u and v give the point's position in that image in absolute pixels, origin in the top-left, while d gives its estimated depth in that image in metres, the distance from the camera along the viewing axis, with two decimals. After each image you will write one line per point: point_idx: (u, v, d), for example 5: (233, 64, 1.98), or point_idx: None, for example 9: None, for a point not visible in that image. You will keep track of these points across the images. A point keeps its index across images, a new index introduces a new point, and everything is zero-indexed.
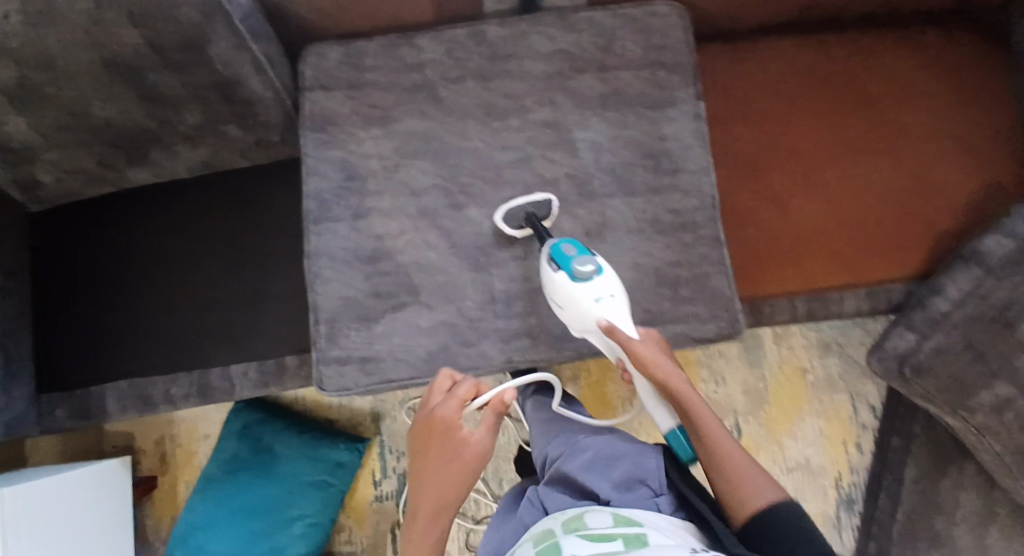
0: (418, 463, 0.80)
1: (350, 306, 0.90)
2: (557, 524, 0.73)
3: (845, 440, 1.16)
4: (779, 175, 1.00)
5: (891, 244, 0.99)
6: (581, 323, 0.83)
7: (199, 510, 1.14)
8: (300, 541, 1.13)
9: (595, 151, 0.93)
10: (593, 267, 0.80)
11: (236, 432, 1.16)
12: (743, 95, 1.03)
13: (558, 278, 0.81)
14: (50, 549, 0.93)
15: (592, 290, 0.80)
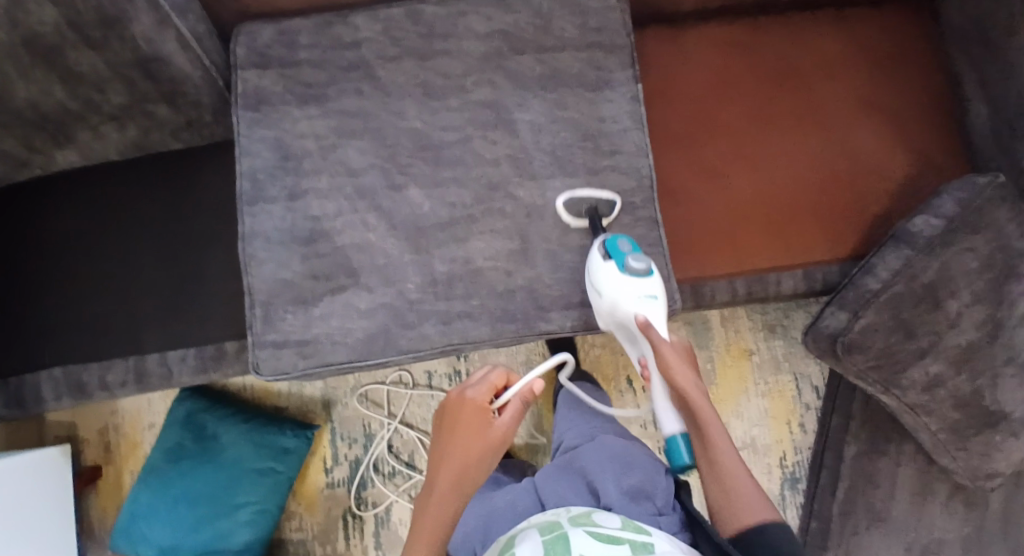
0: (443, 440, 0.86)
1: (285, 288, 0.89)
2: (563, 518, 0.83)
3: (788, 419, 1.18)
4: (714, 154, 1.03)
5: (826, 222, 1.01)
6: (616, 318, 0.85)
7: (142, 499, 1.12)
8: (247, 527, 1.10)
9: (533, 131, 0.93)
10: (645, 266, 0.83)
11: (180, 420, 1.15)
12: (682, 77, 1.06)
13: (608, 268, 0.84)
14: None
15: (637, 286, 0.82)
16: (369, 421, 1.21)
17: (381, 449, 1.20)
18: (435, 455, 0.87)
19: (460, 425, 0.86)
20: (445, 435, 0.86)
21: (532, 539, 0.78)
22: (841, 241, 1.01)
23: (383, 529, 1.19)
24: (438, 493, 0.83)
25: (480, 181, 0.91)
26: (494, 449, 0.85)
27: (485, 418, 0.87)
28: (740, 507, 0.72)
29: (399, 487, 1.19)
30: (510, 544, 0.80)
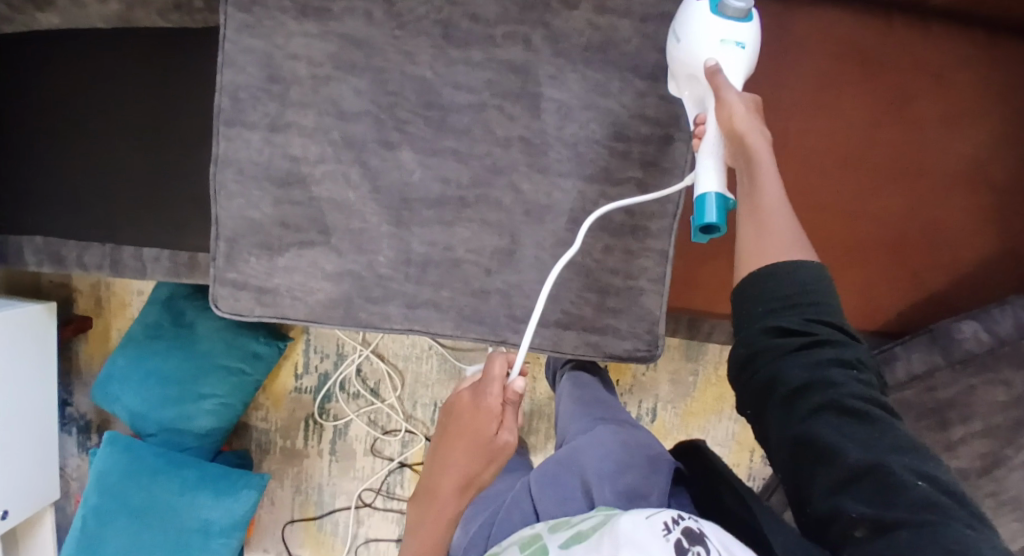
0: (446, 445, 0.84)
1: (251, 230, 0.82)
2: (542, 528, 0.76)
3: (753, 447, 1.21)
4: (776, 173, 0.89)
5: (875, 282, 0.90)
6: (685, 66, 0.69)
7: (119, 363, 1.15)
8: (210, 416, 1.13)
9: (560, 115, 0.78)
10: (745, 8, 0.65)
11: (161, 300, 1.15)
12: (768, 76, 0.88)
13: (697, 4, 0.67)
14: (12, 436, 1.10)
15: (723, 27, 0.65)
16: (342, 342, 1.23)
17: (350, 371, 1.23)
18: (438, 456, 0.85)
19: (465, 436, 0.82)
20: (448, 441, 0.84)
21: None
22: (882, 308, 0.91)
23: (338, 440, 1.25)
24: (438, 507, 0.85)
25: (484, 162, 0.80)
26: (494, 467, 0.84)
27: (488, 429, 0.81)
28: (763, 248, 0.58)
29: (360, 408, 1.24)
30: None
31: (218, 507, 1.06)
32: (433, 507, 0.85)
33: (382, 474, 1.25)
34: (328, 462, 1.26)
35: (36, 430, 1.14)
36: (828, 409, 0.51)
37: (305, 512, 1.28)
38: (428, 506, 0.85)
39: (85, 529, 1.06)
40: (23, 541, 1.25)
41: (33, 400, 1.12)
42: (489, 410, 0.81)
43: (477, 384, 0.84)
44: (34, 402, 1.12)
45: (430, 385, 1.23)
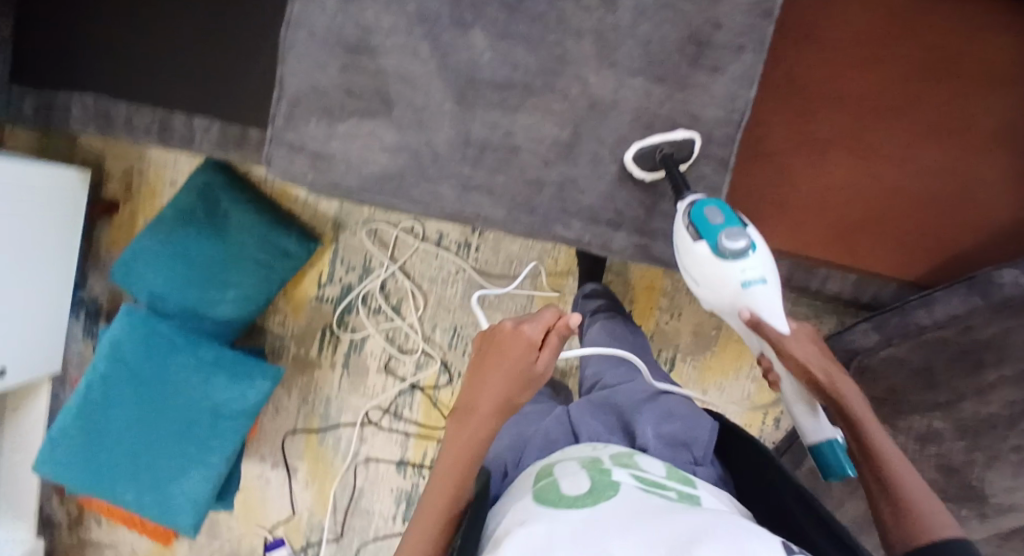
0: (478, 370, 0.79)
1: (314, 94, 0.82)
2: (604, 455, 0.78)
3: (767, 410, 1.21)
4: (827, 123, 0.89)
5: (902, 242, 0.91)
6: (716, 300, 0.77)
7: (145, 243, 1.11)
8: (232, 306, 1.13)
9: (635, 12, 0.78)
10: (746, 246, 0.73)
11: (197, 187, 1.13)
12: (824, 25, 0.87)
13: (698, 249, 0.74)
14: (37, 295, 1.09)
15: (739, 270, 0.73)
16: (371, 257, 1.21)
17: (374, 286, 1.22)
18: (468, 380, 0.79)
19: (501, 358, 0.77)
20: (481, 363, 0.79)
21: (574, 474, 0.73)
22: (906, 267, 0.92)
23: (353, 355, 1.24)
24: (471, 428, 0.76)
25: (553, 51, 0.80)
26: (526, 392, 0.77)
27: (527, 354, 0.77)
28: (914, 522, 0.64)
29: (379, 325, 1.23)
30: (548, 476, 0.75)
31: (231, 390, 1.08)
32: (465, 435, 0.77)
33: (391, 394, 1.24)
34: (340, 375, 1.25)
35: (56, 294, 1.13)
36: None
37: (309, 423, 1.27)
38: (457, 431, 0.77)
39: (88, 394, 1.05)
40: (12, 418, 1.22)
41: (59, 261, 1.12)
42: (529, 336, 0.77)
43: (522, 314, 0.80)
44: (59, 265, 1.12)
45: (452, 311, 1.22)
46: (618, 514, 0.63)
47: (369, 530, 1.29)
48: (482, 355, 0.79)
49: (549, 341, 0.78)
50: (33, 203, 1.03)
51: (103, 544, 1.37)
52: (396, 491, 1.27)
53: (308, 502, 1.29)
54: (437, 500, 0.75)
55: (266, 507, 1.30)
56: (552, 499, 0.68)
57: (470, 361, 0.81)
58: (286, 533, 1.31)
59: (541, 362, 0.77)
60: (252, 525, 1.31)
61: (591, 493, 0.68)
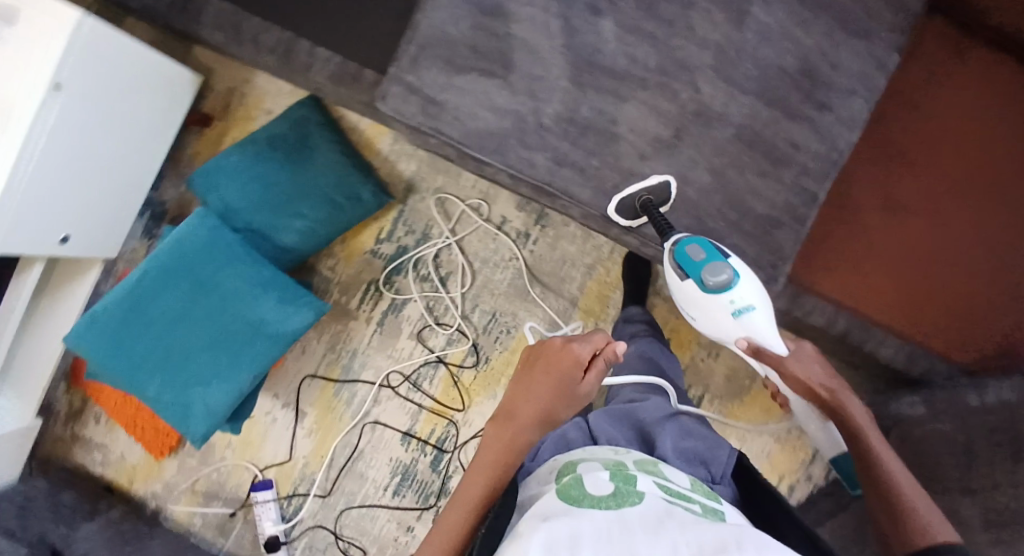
0: (523, 381, 0.80)
1: (443, 44, 0.87)
2: (627, 459, 0.74)
3: (783, 474, 1.18)
4: (912, 186, 0.89)
5: (954, 320, 0.89)
6: (721, 332, 0.83)
7: (232, 157, 1.17)
8: (296, 235, 1.16)
9: (760, 38, 0.82)
10: (729, 279, 0.78)
11: (291, 119, 1.19)
12: (921, 93, 0.89)
13: (688, 286, 0.80)
14: (122, 178, 1.15)
15: (724, 301, 0.79)
16: (432, 225, 1.23)
17: (428, 253, 1.23)
18: (512, 389, 0.81)
19: (549, 372, 0.79)
20: (527, 375, 0.80)
21: (598, 473, 0.69)
22: (954, 347, 0.89)
23: (390, 315, 1.25)
24: (513, 431, 0.77)
25: (675, 55, 0.83)
26: (569, 409, 0.79)
27: (574, 372, 0.79)
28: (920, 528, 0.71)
29: (423, 291, 1.24)
30: (570, 471, 0.71)
31: (279, 310, 1.11)
32: (505, 438, 0.77)
33: (416, 362, 1.25)
34: (373, 332, 1.26)
35: (135, 183, 1.19)
36: None
37: (330, 372, 1.28)
38: (496, 432, 0.78)
39: (143, 282, 1.10)
40: (52, 296, 1.23)
41: (148, 153, 1.18)
42: (579, 357, 0.79)
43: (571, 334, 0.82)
44: (146, 157, 1.18)
45: (495, 295, 1.22)
46: (648, 523, 0.59)
47: (356, 495, 1.27)
48: (529, 367, 0.81)
49: (596, 364, 0.80)
50: (144, 90, 1.09)
51: (94, 445, 1.34)
52: (394, 462, 1.26)
53: (307, 450, 1.28)
54: (468, 498, 0.74)
55: (265, 445, 1.30)
56: (575, 499, 0.64)
57: (515, 373, 0.82)
58: (276, 476, 1.29)
59: (587, 382, 0.79)
60: (246, 460, 1.30)
61: (617, 497, 0.64)
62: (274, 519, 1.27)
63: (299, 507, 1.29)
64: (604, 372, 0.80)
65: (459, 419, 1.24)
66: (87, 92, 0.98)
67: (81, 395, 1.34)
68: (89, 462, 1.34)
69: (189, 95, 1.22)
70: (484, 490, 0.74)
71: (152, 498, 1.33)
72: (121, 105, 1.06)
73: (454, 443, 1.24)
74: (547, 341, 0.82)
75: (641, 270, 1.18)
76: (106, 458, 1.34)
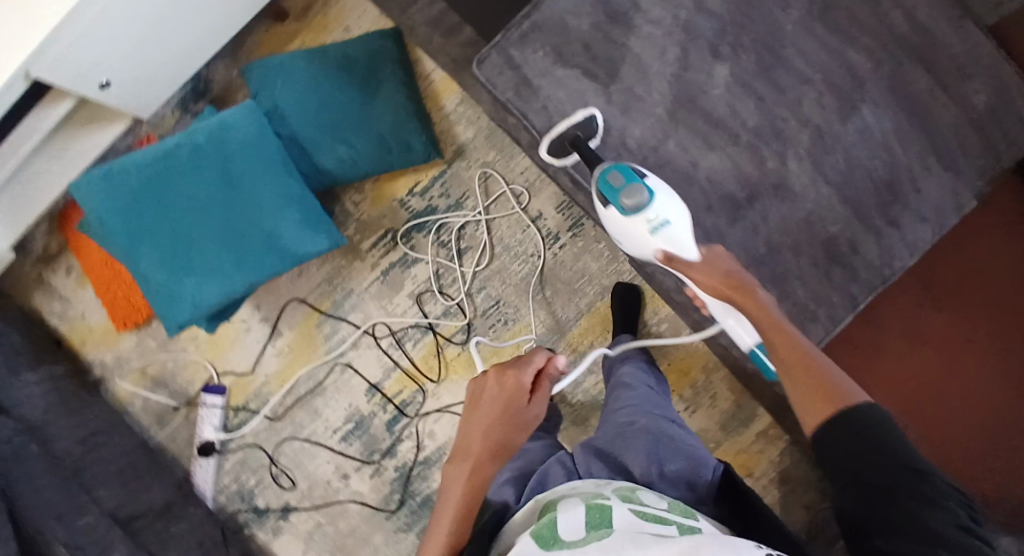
0: (471, 415, 0.81)
1: (558, 31, 0.85)
2: (606, 490, 0.70)
3: None
4: (944, 321, 0.89)
5: (962, 446, 0.86)
6: (644, 251, 0.81)
7: (301, 64, 1.14)
8: (336, 162, 1.14)
9: (858, 137, 0.83)
10: (641, 197, 0.76)
11: (371, 47, 1.16)
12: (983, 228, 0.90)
13: (611, 214, 0.79)
14: (169, 49, 1.10)
15: (641, 221, 0.77)
16: (469, 195, 1.21)
17: (455, 221, 1.21)
18: (464, 426, 0.80)
19: (496, 402, 0.80)
20: (473, 411, 0.81)
21: (577, 505, 0.64)
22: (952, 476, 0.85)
23: (397, 268, 1.23)
24: (474, 463, 0.75)
25: (774, 123, 0.84)
26: (521, 434, 0.79)
27: (520, 396, 0.81)
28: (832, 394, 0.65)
29: (438, 257, 1.21)
30: (546, 507, 0.67)
31: (297, 230, 1.08)
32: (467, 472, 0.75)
33: (407, 322, 1.22)
34: (374, 278, 1.23)
35: (179, 57, 1.13)
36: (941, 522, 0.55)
37: (318, 303, 1.25)
38: (458, 469, 0.76)
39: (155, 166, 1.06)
40: (65, 136, 1.18)
41: (204, 33, 1.13)
42: (522, 383, 0.82)
43: (507, 363, 0.85)
44: (200, 36, 1.13)
45: (506, 284, 1.20)
46: None
47: (304, 428, 1.25)
48: (475, 403, 0.82)
49: (541, 385, 0.84)
50: None
51: (58, 295, 1.29)
52: (351, 409, 1.24)
53: (270, 370, 1.26)
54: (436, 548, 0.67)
55: (232, 351, 1.27)
56: (546, 538, 0.59)
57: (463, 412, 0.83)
58: (230, 385, 1.27)
59: (535, 405, 0.81)
60: (206, 359, 1.27)
61: (589, 532, 0.59)
62: (216, 425, 1.25)
63: (244, 422, 1.27)
64: (550, 391, 0.84)
65: (429, 390, 1.21)
66: None
67: (59, 241, 1.29)
68: (47, 310, 1.30)
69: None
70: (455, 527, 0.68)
71: (98, 367, 1.29)
72: None
73: (417, 410, 1.22)
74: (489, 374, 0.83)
75: (630, 302, 1.15)
76: (65, 312, 1.29)
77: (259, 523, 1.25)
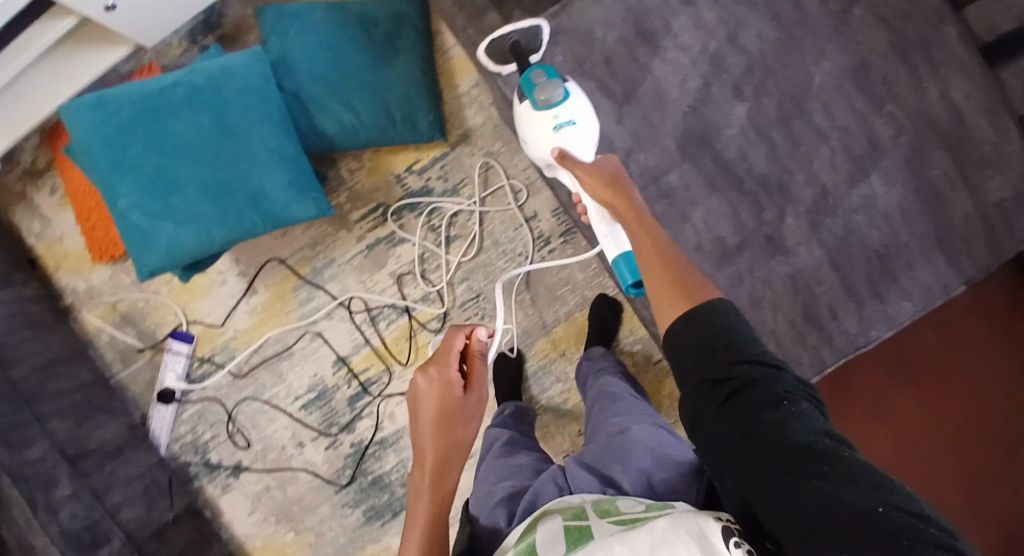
0: (416, 427, 0.72)
1: (581, 40, 0.82)
2: (586, 503, 0.67)
3: None
4: (914, 392, 0.88)
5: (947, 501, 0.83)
6: (545, 153, 0.80)
7: (318, 19, 1.10)
8: (335, 127, 1.10)
9: (864, 203, 0.81)
10: (557, 92, 0.76)
11: (393, 13, 1.10)
12: (965, 295, 0.90)
13: (524, 109, 0.79)
14: None
15: (549, 116, 0.77)
16: (467, 183, 1.17)
17: (449, 207, 1.17)
18: (415, 439, 0.72)
19: (434, 404, 0.71)
20: (417, 420, 0.72)
21: (557, 531, 0.63)
22: None
23: (383, 244, 1.20)
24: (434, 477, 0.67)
25: (782, 175, 0.82)
26: (472, 426, 0.70)
27: (454, 387, 0.72)
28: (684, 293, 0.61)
29: (425, 240, 1.18)
30: (530, 531, 0.65)
31: (286, 190, 1.05)
32: (428, 490, 0.67)
33: (383, 301, 1.20)
34: (358, 251, 1.20)
35: None
36: (824, 434, 0.50)
37: (298, 266, 1.22)
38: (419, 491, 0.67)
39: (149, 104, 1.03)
40: (65, 51, 1.13)
41: None
42: (450, 376, 0.72)
43: (430, 357, 0.75)
44: None
45: (489, 278, 1.17)
46: None
47: (266, 390, 1.23)
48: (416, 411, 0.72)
49: (473, 366, 0.74)
50: None
51: (38, 214, 1.25)
52: (316, 378, 1.22)
53: (241, 326, 1.23)
54: None
55: (203, 300, 1.24)
56: None
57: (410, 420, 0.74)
58: (198, 334, 1.25)
59: (473, 392, 0.72)
60: (177, 304, 1.25)
61: None
62: (178, 374, 1.23)
63: (207, 374, 1.24)
64: (485, 370, 0.74)
65: (396, 372, 1.20)
66: None
67: (47, 158, 1.25)
68: (26, 227, 1.26)
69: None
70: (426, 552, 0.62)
71: (70, 293, 1.26)
72: None
73: (381, 390, 1.20)
74: (419, 375, 0.73)
75: (608, 319, 1.12)
76: (44, 232, 1.26)
77: (209, 477, 1.24)
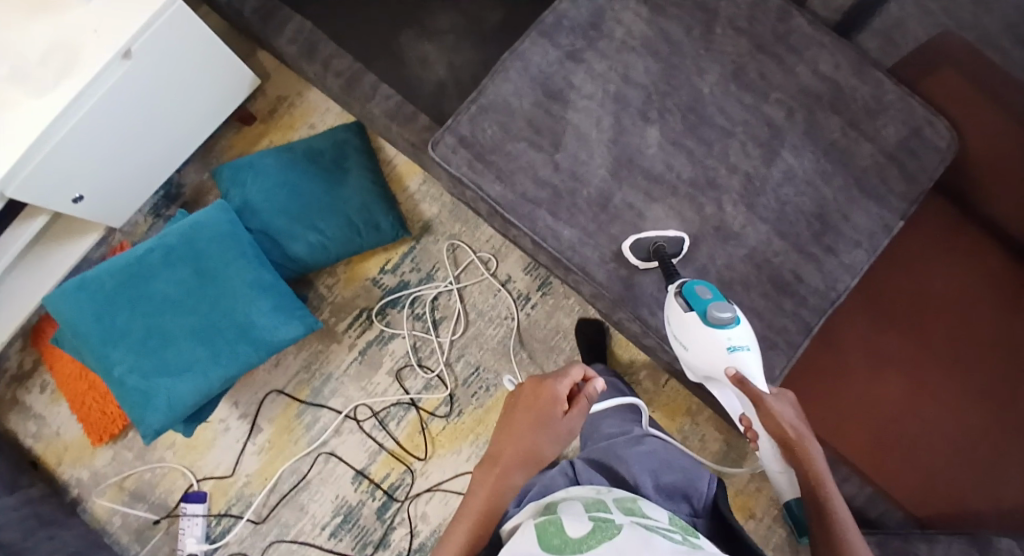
0: (507, 422, 0.74)
1: (503, 111, 0.93)
2: (608, 498, 0.68)
3: None
4: (892, 341, 0.94)
5: (901, 444, 0.91)
6: (706, 367, 0.82)
7: (270, 160, 1.20)
8: (307, 248, 1.18)
9: (785, 177, 0.91)
10: (730, 316, 0.80)
11: (337, 138, 1.22)
12: (913, 237, 0.98)
13: (688, 319, 0.82)
14: (138, 155, 1.14)
15: (721, 337, 0.80)
16: (439, 267, 1.24)
17: (428, 293, 1.24)
18: (498, 432, 0.74)
19: (525, 410, 0.73)
20: (510, 416, 0.74)
21: (578, 512, 0.63)
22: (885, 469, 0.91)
23: (374, 346, 1.24)
24: (499, 473, 0.70)
25: (707, 172, 0.91)
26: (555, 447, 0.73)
27: (557, 408, 0.73)
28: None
29: (413, 329, 1.23)
30: (549, 510, 0.65)
31: (269, 318, 1.10)
32: (492, 480, 0.69)
33: (388, 401, 1.22)
34: (353, 359, 1.24)
35: (149, 165, 1.19)
36: None
37: (297, 392, 1.24)
38: (482, 479, 0.70)
39: (148, 258, 1.09)
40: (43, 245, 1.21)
41: (172, 141, 1.19)
42: (559, 394, 0.74)
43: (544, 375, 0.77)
44: (168, 146, 1.19)
45: (482, 350, 1.22)
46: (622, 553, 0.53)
47: (290, 528, 1.20)
48: (510, 413, 0.75)
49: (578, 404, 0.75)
50: (195, 82, 1.12)
51: (33, 414, 1.26)
52: (338, 500, 1.20)
53: (251, 468, 1.23)
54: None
55: (208, 455, 1.24)
56: (549, 536, 0.58)
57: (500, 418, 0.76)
58: (210, 490, 1.23)
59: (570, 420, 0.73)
60: (184, 465, 1.24)
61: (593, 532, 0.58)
62: (198, 536, 1.20)
63: (227, 529, 1.21)
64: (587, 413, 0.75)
65: (417, 468, 1.20)
66: (146, 68, 1.00)
67: (33, 357, 1.28)
68: (22, 431, 1.26)
69: (238, 96, 1.25)
70: (471, 536, 0.65)
71: (75, 484, 1.25)
72: (167, 88, 1.08)
73: (406, 492, 1.20)
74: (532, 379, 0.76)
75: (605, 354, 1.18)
76: (40, 430, 1.26)
77: None
